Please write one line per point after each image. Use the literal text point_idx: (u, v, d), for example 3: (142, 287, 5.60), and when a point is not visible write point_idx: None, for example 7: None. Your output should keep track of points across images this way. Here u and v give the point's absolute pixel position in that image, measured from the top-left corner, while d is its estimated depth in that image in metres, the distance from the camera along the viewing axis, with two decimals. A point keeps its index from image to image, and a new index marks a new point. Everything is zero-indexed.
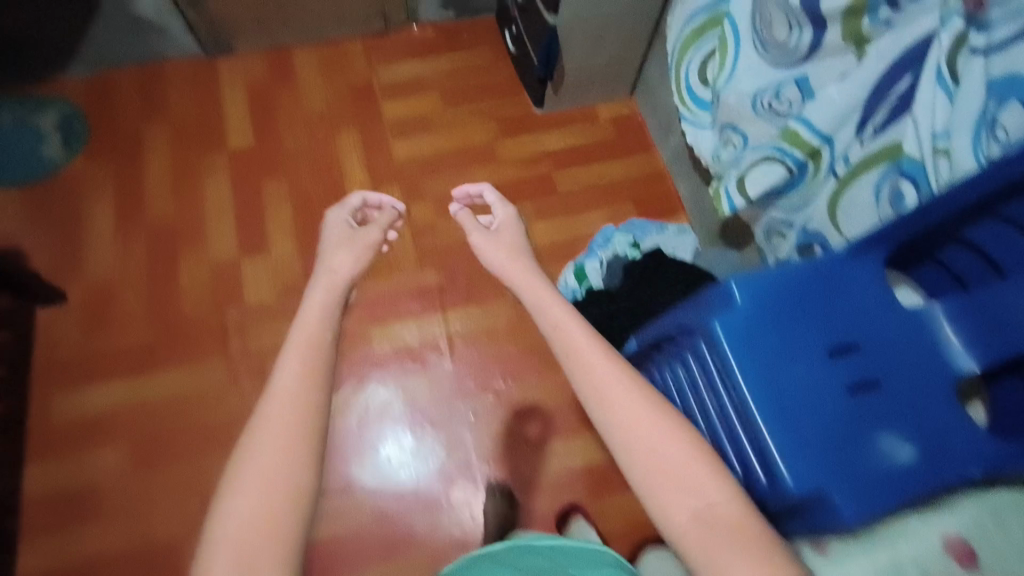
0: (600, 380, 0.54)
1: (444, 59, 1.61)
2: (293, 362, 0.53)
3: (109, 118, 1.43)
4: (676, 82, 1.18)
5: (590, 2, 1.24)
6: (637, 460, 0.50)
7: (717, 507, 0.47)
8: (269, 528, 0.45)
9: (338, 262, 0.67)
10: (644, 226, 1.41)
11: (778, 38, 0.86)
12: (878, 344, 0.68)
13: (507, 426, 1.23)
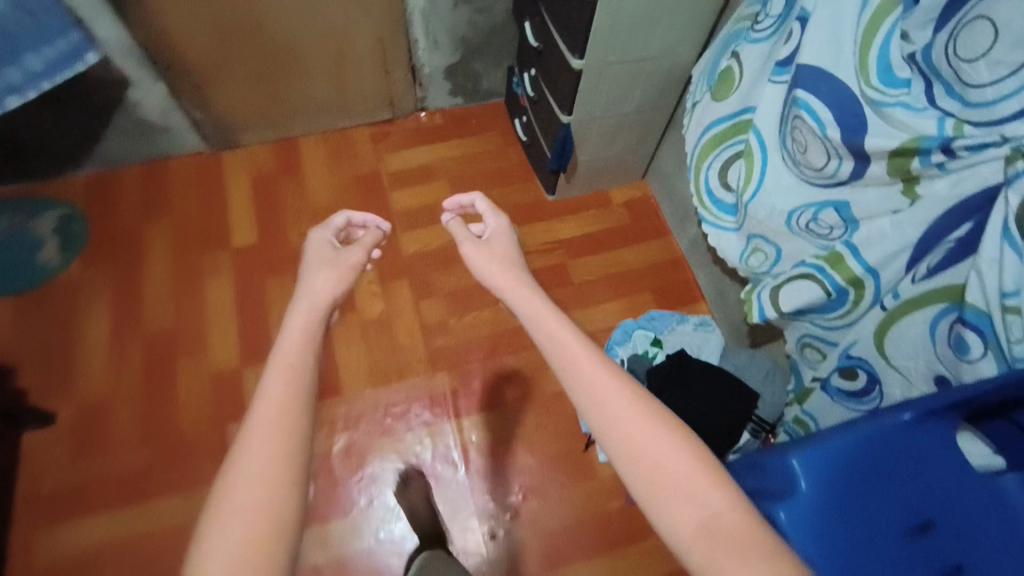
0: (598, 391, 0.55)
1: (453, 146, 1.59)
2: (275, 378, 0.50)
3: (109, 218, 1.40)
4: (694, 183, 1.13)
5: (605, 103, 1.22)
6: (633, 460, 0.51)
7: (718, 514, 0.47)
8: (270, 498, 0.43)
9: (321, 277, 0.65)
10: (662, 319, 1.36)
11: (816, 164, 0.84)
12: (960, 522, 0.61)
13: (529, 549, 1.13)
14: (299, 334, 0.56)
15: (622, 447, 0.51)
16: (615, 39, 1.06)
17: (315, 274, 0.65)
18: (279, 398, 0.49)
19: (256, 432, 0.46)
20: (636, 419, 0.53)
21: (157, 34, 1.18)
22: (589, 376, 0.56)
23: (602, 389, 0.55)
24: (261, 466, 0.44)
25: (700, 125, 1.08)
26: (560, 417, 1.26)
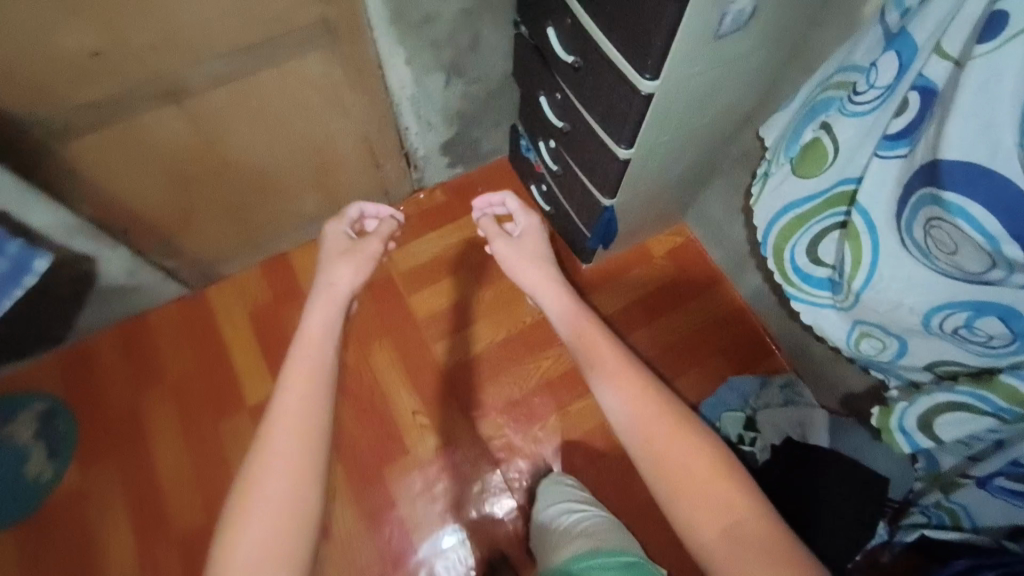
0: (635, 407, 0.63)
1: (464, 225, 1.39)
2: (296, 388, 0.58)
3: (96, 404, 1.19)
4: (776, 257, 0.98)
5: (653, 177, 1.03)
6: (663, 465, 0.59)
7: (737, 516, 0.56)
8: (289, 485, 0.52)
9: (354, 266, 0.79)
10: (741, 388, 1.23)
11: (969, 268, 0.69)
12: None
13: None
14: (323, 329, 0.66)
15: (654, 453, 0.60)
16: (670, 122, 0.87)
17: (346, 267, 0.78)
18: (302, 394, 0.58)
19: (283, 427, 0.55)
20: (646, 407, 0.63)
21: (105, 205, 0.95)
22: (607, 367, 0.68)
23: (639, 403, 0.63)
24: (288, 457, 0.53)
25: (780, 199, 0.92)
26: (659, 529, 1.15)
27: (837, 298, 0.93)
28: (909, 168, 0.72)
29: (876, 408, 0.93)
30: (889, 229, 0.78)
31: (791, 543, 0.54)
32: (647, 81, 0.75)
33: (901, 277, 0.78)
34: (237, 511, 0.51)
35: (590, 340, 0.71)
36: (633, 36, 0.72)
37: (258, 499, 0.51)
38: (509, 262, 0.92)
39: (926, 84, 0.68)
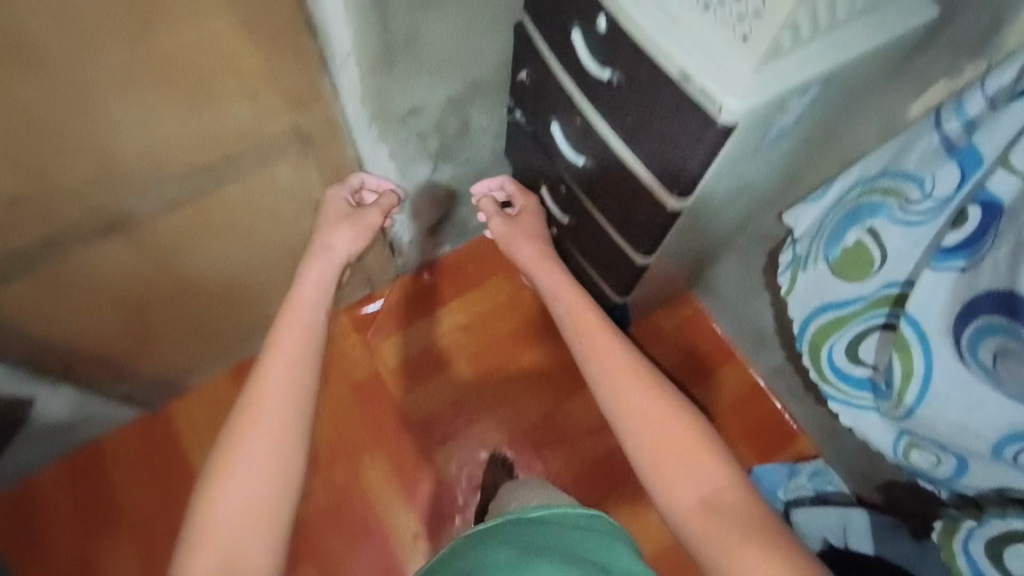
0: (622, 387, 0.60)
1: (456, 309, 1.27)
2: (286, 347, 0.58)
3: (44, 555, 1.03)
4: (807, 352, 0.88)
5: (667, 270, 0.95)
6: (641, 432, 0.58)
7: (714, 488, 0.54)
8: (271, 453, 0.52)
9: (345, 245, 0.72)
10: (769, 478, 1.15)
11: None
12: None
13: None
14: (314, 300, 0.64)
15: (638, 419, 0.58)
16: (695, 226, 0.78)
17: (338, 233, 0.73)
18: (282, 357, 0.57)
19: (265, 391, 0.55)
20: (643, 391, 0.60)
21: (41, 351, 0.80)
22: (595, 344, 0.65)
23: (623, 376, 0.61)
24: (271, 431, 0.53)
25: (817, 297, 0.83)
26: None
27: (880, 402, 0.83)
28: (974, 286, 0.63)
29: (938, 523, 0.87)
30: (950, 345, 0.68)
31: (779, 526, 0.52)
32: (675, 199, 0.66)
33: (964, 399, 0.68)
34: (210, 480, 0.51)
35: (582, 322, 0.67)
36: (660, 154, 0.63)
37: (237, 466, 0.51)
38: (513, 240, 0.82)
39: (990, 198, 0.61)
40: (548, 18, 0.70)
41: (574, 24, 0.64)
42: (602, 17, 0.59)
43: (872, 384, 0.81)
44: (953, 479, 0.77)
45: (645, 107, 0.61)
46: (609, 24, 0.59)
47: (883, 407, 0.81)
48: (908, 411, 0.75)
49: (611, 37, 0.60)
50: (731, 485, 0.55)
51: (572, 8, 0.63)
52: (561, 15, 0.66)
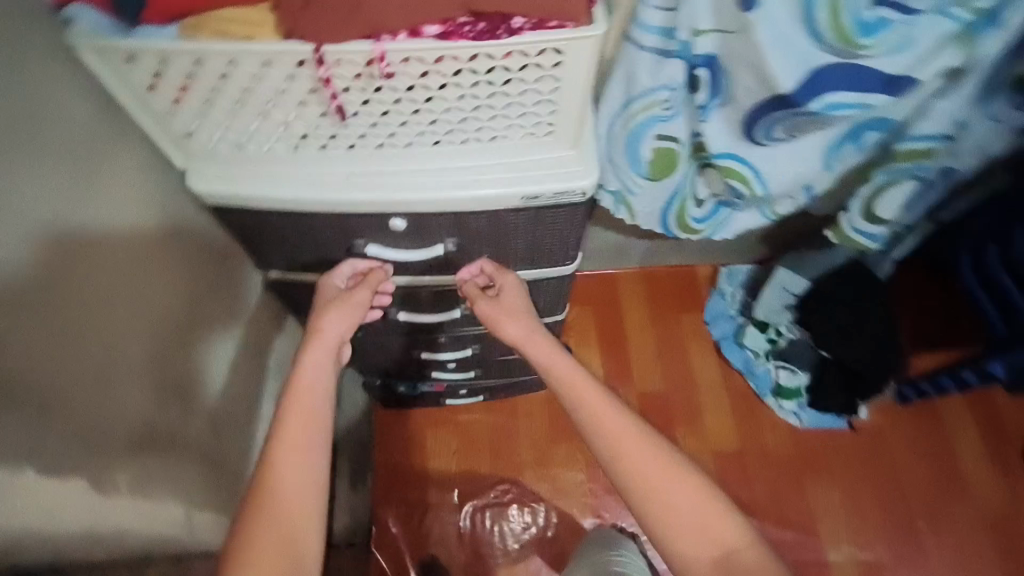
0: (601, 428, 0.56)
1: (434, 495, 1.14)
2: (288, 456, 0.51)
3: None
4: (671, 228, 1.01)
5: None
6: (648, 503, 0.54)
7: (731, 550, 0.52)
8: (294, 523, 0.50)
9: (337, 333, 0.57)
10: (719, 311, 1.29)
11: (831, 120, 0.79)
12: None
13: (950, 523, 1.11)
14: (313, 388, 0.54)
15: (636, 486, 0.54)
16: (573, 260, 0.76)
17: (330, 318, 0.57)
18: (305, 451, 0.52)
19: (293, 468, 0.51)
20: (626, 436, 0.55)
21: None
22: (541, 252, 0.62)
23: (622, 440, 0.55)
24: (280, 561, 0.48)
25: (655, 202, 0.94)
26: (816, 451, 1.17)
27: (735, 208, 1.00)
28: (739, 109, 0.79)
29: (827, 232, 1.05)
30: (751, 146, 0.84)
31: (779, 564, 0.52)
32: (570, 265, 0.65)
33: (784, 161, 0.87)
34: (243, 544, 0.48)
35: (546, 349, 0.60)
36: (536, 249, 0.61)
37: (283, 533, 0.49)
38: (505, 320, 0.61)
39: (704, 58, 0.74)
40: (310, 249, 0.61)
41: (360, 242, 0.59)
42: (393, 219, 0.54)
43: (729, 206, 0.98)
44: (813, 200, 0.99)
45: (496, 238, 0.58)
46: (408, 218, 0.54)
47: (741, 207, 0.99)
48: (766, 197, 0.93)
49: (415, 224, 0.55)
50: (742, 537, 0.53)
51: (344, 235, 0.58)
52: (340, 241, 0.59)
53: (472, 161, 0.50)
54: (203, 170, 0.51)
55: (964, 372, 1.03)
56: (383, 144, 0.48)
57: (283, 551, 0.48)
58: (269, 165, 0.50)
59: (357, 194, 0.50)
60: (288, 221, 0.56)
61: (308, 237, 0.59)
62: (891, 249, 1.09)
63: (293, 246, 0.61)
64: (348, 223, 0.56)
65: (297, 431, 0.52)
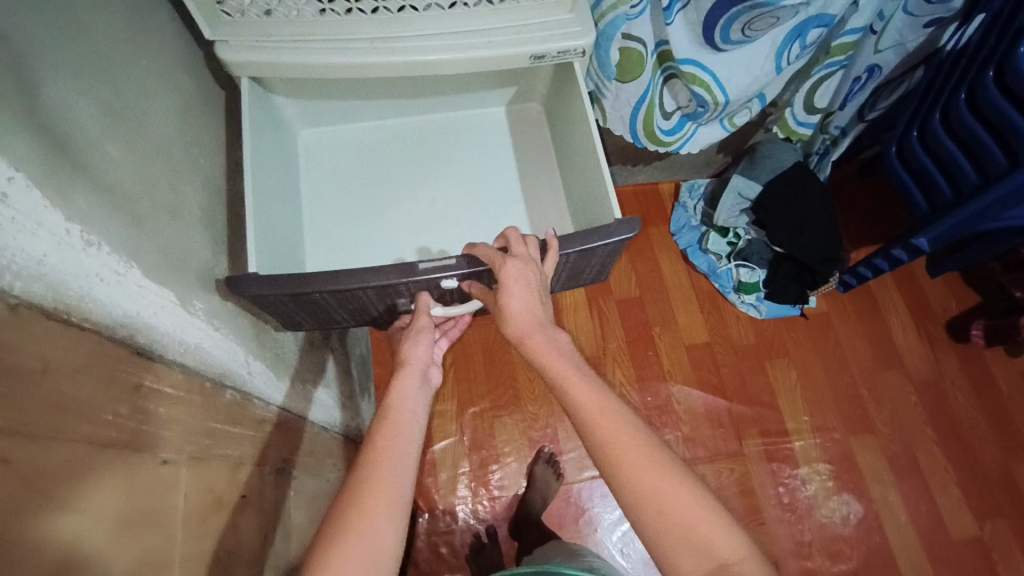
0: (568, 378, 0.56)
1: (438, 402, 1.21)
2: (403, 417, 0.58)
3: None
4: (644, 141, 1.06)
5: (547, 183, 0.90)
6: (615, 470, 0.51)
7: (727, 562, 0.47)
8: (377, 533, 0.48)
9: (422, 356, 0.65)
10: (682, 222, 1.38)
11: (782, 17, 0.83)
12: (1003, 44, 0.86)
13: (890, 385, 1.28)
14: (409, 393, 0.61)
15: (603, 454, 0.51)
16: (577, 153, 0.84)
17: (413, 347, 0.65)
18: (393, 463, 0.53)
19: (386, 437, 0.55)
20: (606, 414, 0.53)
21: None
22: (575, 254, 0.71)
23: (604, 412, 0.53)
24: (381, 498, 0.50)
25: (621, 105, 0.99)
26: (776, 340, 1.31)
27: (699, 120, 1.06)
28: (700, 8, 0.83)
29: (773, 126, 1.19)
30: (710, 51, 0.90)
31: (718, 513, 0.49)
32: (580, 257, 0.74)
33: (739, 65, 0.93)
34: (347, 496, 0.50)
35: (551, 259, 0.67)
36: (573, 268, 0.79)
37: (392, 469, 0.52)
38: (514, 286, 0.61)
39: None
40: (346, 307, 0.69)
41: (403, 300, 0.71)
42: (444, 280, 0.67)
43: (693, 118, 1.05)
44: (764, 105, 1.06)
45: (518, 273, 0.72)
46: (457, 278, 0.67)
47: (704, 119, 1.05)
48: (727, 104, 0.99)
49: (460, 282, 0.69)
50: (737, 550, 0.47)
51: (388, 296, 0.69)
52: (381, 297, 0.69)
53: (484, 25, 0.68)
54: (231, 41, 0.66)
55: (895, 250, 1.16)
56: (405, 7, 0.66)
57: (386, 484, 0.51)
58: (300, 28, 0.66)
59: (384, 54, 0.67)
60: (333, 295, 0.63)
61: (345, 301, 0.67)
62: (830, 150, 1.22)
63: (329, 309, 0.68)
64: (397, 287, 0.66)
65: (384, 446, 0.54)
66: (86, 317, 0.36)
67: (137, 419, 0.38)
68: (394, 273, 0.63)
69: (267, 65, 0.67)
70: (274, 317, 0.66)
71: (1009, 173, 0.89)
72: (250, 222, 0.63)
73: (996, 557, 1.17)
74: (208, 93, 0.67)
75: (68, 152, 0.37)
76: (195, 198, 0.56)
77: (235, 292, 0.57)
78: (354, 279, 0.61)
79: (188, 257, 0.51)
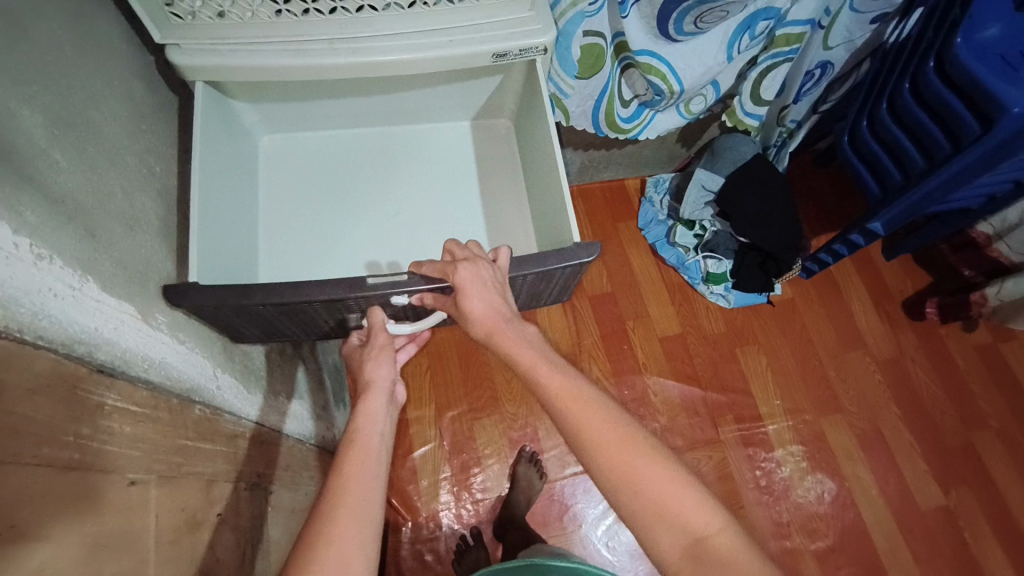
0: (545, 362, 0.56)
1: (416, 409, 1.19)
2: (373, 431, 0.58)
3: None
4: (605, 129, 1.08)
5: (513, 183, 0.91)
6: (591, 453, 0.51)
7: (702, 537, 0.48)
8: (347, 561, 0.47)
9: (388, 377, 0.63)
10: (649, 217, 1.40)
11: (733, 10, 0.86)
12: (943, 35, 0.90)
13: (854, 364, 1.33)
14: (376, 408, 0.60)
15: (579, 442, 0.52)
16: (540, 150, 0.84)
17: (375, 367, 0.63)
18: (362, 479, 0.52)
19: (357, 452, 0.55)
20: (578, 402, 0.53)
21: None
22: (534, 275, 0.71)
23: (577, 398, 0.53)
24: (357, 512, 0.50)
25: (586, 100, 1.01)
26: (744, 328, 1.34)
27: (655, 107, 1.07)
28: (654, 3, 0.85)
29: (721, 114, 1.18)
30: (665, 42, 0.92)
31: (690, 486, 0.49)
32: (529, 287, 0.76)
33: (694, 57, 0.95)
34: (321, 515, 0.49)
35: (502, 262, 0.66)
36: (535, 293, 0.81)
37: (365, 485, 0.52)
38: (472, 288, 0.60)
39: None
40: (294, 323, 0.66)
41: (354, 315, 0.69)
42: (395, 296, 0.64)
43: (650, 106, 1.06)
44: (718, 94, 1.07)
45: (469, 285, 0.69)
46: (409, 294, 0.65)
47: (661, 107, 1.06)
48: (682, 92, 1.01)
49: (411, 298, 0.66)
50: (711, 524, 0.48)
51: (338, 311, 0.67)
52: (331, 312, 0.67)
53: (443, 23, 0.68)
54: (184, 45, 0.64)
55: (853, 234, 1.21)
56: (363, 7, 0.65)
57: (358, 498, 0.51)
58: (254, 29, 0.64)
59: (342, 55, 0.66)
60: (279, 311, 0.60)
61: (294, 315, 0.63)
62: (786, 142, 1.25)
63: (278, 324, 0.63)
64: (346, 302, 0.63)
65: (349, 466, 0.53)
66: (43, 334, 0.34)
67: (103, 441, 0.37)
68: (342, 287, 0.60)
69: (221, 69, 0.66)
70: (215, 333, 0.60)
71: (952, 158, 0.94)
72: (196, 228, 0.60)
73: (962, 525, 1.22)
74: (159, 97, 0.64)
75: (12, 161, 0.35)
76: (152, 210, 0.54)
77: (177, 305, 0.51)
78: (303, 292, 0.58)
79: (147, 270, 0.49)
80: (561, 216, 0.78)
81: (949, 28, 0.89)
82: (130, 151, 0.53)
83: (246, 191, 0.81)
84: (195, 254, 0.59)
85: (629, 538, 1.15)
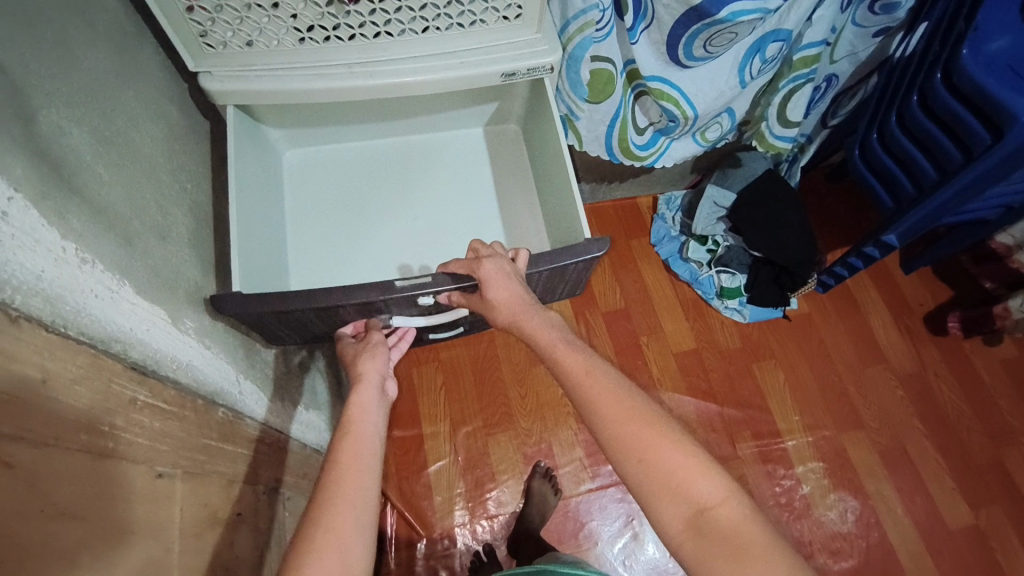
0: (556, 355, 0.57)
1: (431, 423, 1.21)
2: (372, 418, 0.59)
3: None
4: (621, 156, 1.10)
5: (526, 196, 0.93)
6: (609, 433, 0.51)
7: (713, 514, 0.48)
8: (346, 547, 0.47)
9: (378, 371, 0.65)
10: (662, 233, 1.41)
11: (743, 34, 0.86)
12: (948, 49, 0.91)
13: (875, 378, 1.31)
14: (366, 399, 0.60)
15: (596, 421, 0.52)
16: (552, 164, 0.86)
17: (369, 362, 0.65)
18: (360, 466, 0.53)
19: (349, 445, 0.55)
20: (603, 385, 0.53)
21: None
22: (548, 272, 0.73)
23: (592, 378, 0.54)
24: (354, 494, 0.50)
25: (597, 125, 1.03)
26: (761, 342, 1.33)
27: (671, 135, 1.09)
28: (663, 30, 0.86)
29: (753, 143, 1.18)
30: (675, 69, 0.93)
31: (707, 467, 0.50)
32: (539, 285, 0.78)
33: (704, 81, 0.96)
34: (319, 509, 0.49)
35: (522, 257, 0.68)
36: (549, 290, 0.83)
37: (361, 469, 0.53)
38: (497, 281, 0.63)
39: None
40: (328, 322, 0.70)
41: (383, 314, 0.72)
42: (422, 296, 0.67)
43: (665, 133, 1.08)
44: (734, 122, 1.10)
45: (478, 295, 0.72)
46: (435, 294, 0.68)
47: (677, 135, 1.08)
48: (696, 118, 1.02)
49: (439, 296, 0.69)
50: (732, 516, 0.49)
51: (368, 312, 0.70)
52: (362, 312, 0.70)
53: (454, 46, 0.72)
54: (215, 71, 0.69)
55: (868, 247, 1.21)
56: (380, 33, 0.69)
57: (355, 483, 0.51)
58: (282, 56, 0.69)
59: (362, 78, 0.70)
60: (315, 312, 0.64)
61: (326, 318, 0.68)
62: (798, 158, 1.26)
63: (313, 326, 0.69)
64: (376, 304, 0.67)
65: (345, 452, 0.54)
66: (84, 330, 0.37)
67: (137, 434, 0.39)
68: (372, 289, 0.64)
69: (245, 90, 0.70)
70: (256, 332, 0.65)
71: (964, 167, 0.94)
72: (233, 242, 0.65)
73: (995, 545, 1.17)
74: (192, 120, 0.69)
75: (63, 173, 0.38)
76: (184, 224, 0.58)
77: (218, 309, 0.58)
78: (338, 294, 0.62)
79: (177, 277, 0.52)
80: (574, 226, 0.80)
81: (954, 41, 0.90)
82: (165, 167, 0.57)
83: (272, 207, 0.85)
84: (236, 268, 0.64)
85: (649, 556, 1.13)
